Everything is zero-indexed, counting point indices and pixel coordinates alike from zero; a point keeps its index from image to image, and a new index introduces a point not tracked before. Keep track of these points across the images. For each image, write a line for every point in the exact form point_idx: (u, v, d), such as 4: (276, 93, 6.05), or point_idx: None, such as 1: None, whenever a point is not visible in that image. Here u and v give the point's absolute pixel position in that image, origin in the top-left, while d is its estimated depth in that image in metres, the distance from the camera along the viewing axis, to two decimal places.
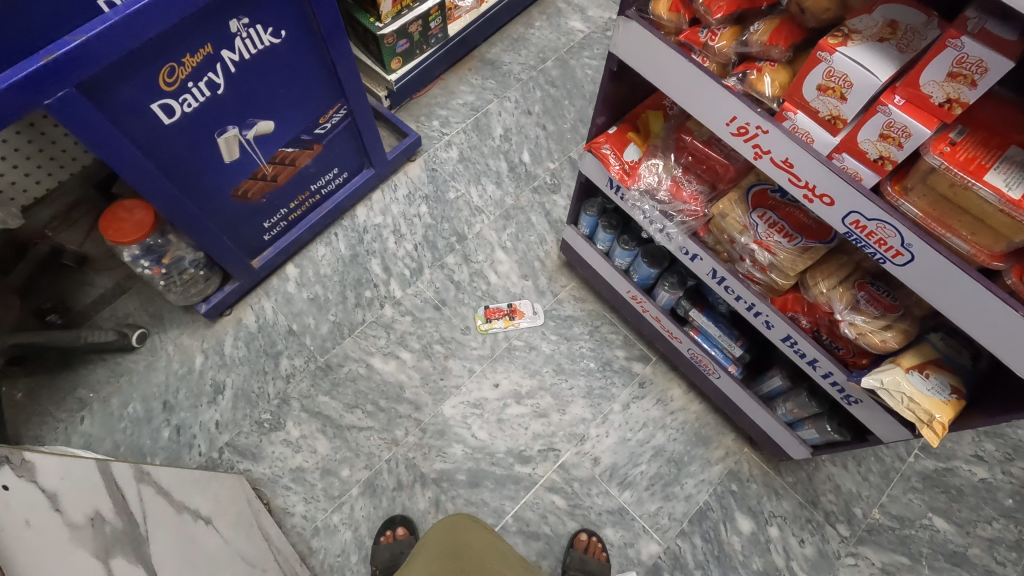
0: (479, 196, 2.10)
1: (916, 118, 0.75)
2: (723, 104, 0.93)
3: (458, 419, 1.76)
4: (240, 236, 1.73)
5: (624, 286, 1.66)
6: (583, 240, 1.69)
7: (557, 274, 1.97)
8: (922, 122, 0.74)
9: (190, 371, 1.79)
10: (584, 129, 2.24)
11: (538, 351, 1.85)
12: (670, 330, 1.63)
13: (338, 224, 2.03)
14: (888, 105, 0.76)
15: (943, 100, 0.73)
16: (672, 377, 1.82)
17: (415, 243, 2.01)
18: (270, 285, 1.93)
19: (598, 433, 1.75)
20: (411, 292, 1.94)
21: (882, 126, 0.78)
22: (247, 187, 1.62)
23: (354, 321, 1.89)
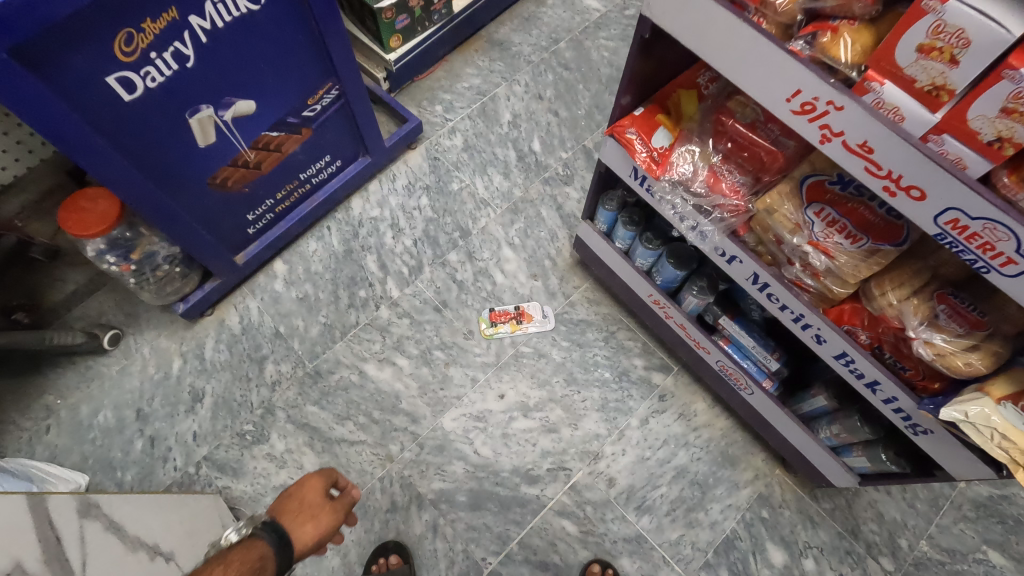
0: (485, 188, 1.93)
1: None
2: (789, 75, 0.75)
3: (459, 433, 1.59)
4: (221, 229, 1.57)
5: (646, 289, 1.49)
6: (600, 237, 1.51)
7: (569, 274, 1.80)
8: None
9: (167, 377, 1.64)
10: (600, 115, 2.06)
11: (548, 359, 1.69)
12: (697, 340, 1.46)
13: (331, 217, 1.86)
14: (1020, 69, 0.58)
15: None
16: (696, 389, 1.65)
17: (414, 239, 1.85)
18: (257, 283, 1.77)
19: (613, 452, 1.58)
20: (410, 292, 1.78)
21: (1008, 97, 0.60)
22: (226, 175, 1.45)
23: (346, 324, 1.72)
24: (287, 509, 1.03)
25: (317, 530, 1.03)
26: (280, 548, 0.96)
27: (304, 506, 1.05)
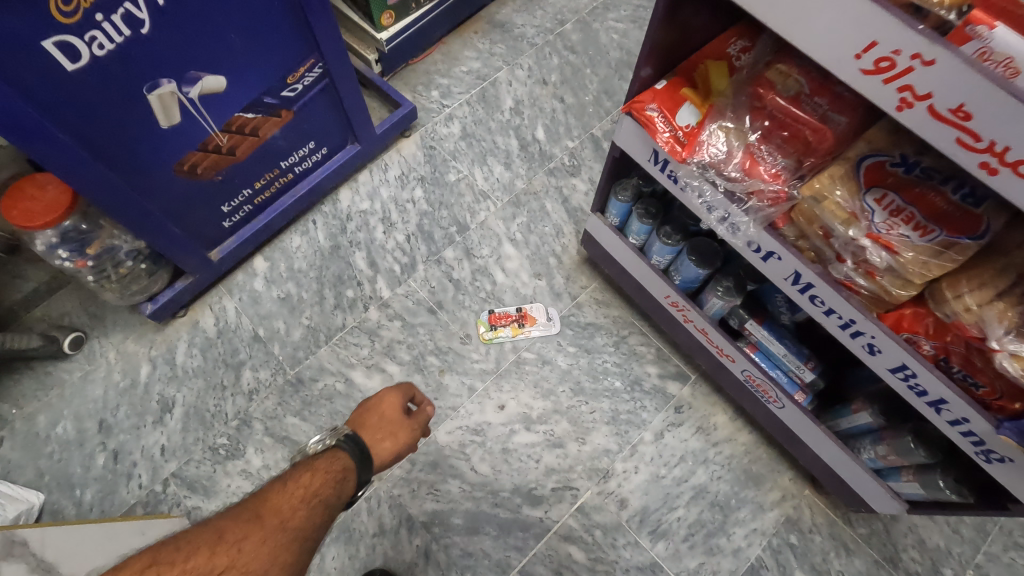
0: (484, 179, 1.77)
1: None
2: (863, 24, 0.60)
3: (455, 448, 1.44)
4: (192, 222, 1.42)
5: (663, 290, 1.34)
6: (612, 232, 1.36)
7: (576, 273, 1.65)
8: None
9: (134, 384, 1.49)
10: (609, 102, 1.90)
11: (553, 366, 1.53)
12: (720, 346, 1.31)
13: (317, 211, 1.71)
14: None
15: None
16: (715, 400, 1.50)
17: (407, 234, 1.70)
18: (235, 282, 1.62)
19: (625, 470, 1.43)
20: (402, 292, 1.62)
21: None
22: (194, 161, 1.30)
23: (332, 326, 1.57)
24: (369, 420, 1.05)
25: (395, 445, 1.04)
26: (361, 459, 0.99)
27: (386, 419, 1.05)
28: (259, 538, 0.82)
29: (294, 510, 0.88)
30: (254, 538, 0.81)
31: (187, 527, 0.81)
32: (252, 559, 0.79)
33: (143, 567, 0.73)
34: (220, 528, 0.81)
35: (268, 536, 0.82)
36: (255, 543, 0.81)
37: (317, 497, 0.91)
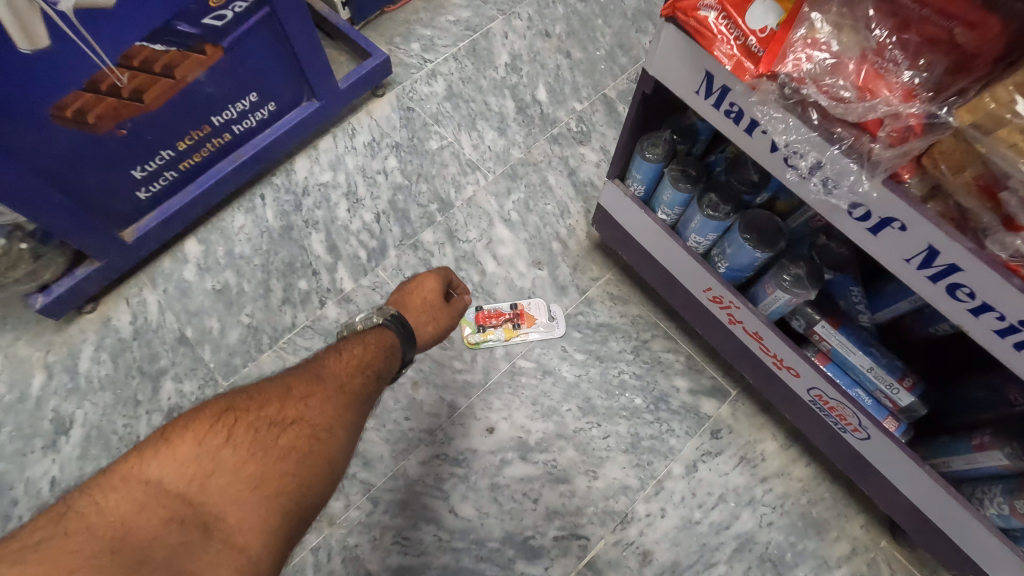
0: (473, 147, 1.45)
1: None
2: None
3: (430, 484, 1.13)
4: (91, 190, 1.10)
5: (703, 279, 1.02)
6: (635, 203, 1.04)
7: (585, 262, 1.33)
8: None
9: (22, 398, 1.17)
10: (624, 57, 1.58)
11: (555, 378, 1.22)
12: (781, 355, 0.97)
13: (266, 183, 1.39)
14: None
15: None
16: (762, 423, 1.18)
17: (377, 212, 1.37)
18: (159, 270, 1.29)
19: (647, 513, 1.11)
20: (368, 284, 1.30)
21: None
22: (82, 105, 0.97)
23: (279, 327, 1.26)
24: (413, 303, 0.95)
25: (439, 331, 0.95)
26: (408, 337, 0.90)
27: (428, 304, 0.95)
28: (321, 398, 0.77)
29: (351, 376, 0.82)
30: (319, 395, 0.78)
31: (250, 384, 0.78)
32: (315, 415, 0.75)
33: (216, 417, 0.70)
34: (284, 385, 0.78)
35: (330, 396, 0.78)
36: (321, 399, 0.77)
37: (370, 367, 0.85)
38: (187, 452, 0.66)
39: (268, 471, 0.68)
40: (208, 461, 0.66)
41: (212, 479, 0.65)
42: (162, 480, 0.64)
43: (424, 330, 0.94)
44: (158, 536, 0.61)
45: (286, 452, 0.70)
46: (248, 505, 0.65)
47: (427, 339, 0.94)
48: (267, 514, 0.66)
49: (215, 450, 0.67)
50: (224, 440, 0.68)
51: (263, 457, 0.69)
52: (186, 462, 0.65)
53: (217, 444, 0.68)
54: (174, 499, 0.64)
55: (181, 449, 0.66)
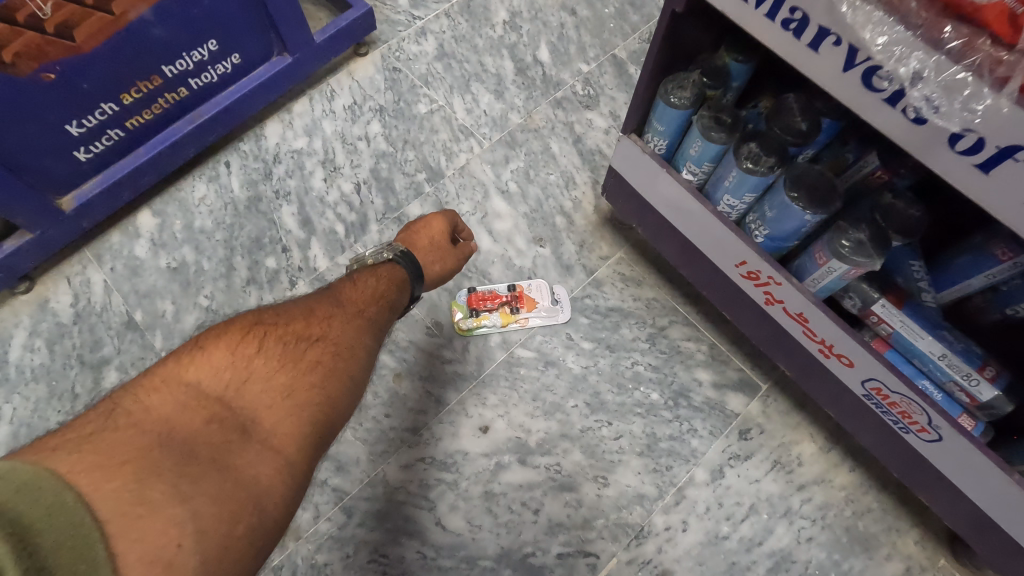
0: (467, 111, 1.29)
1: None
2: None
3: (413, 491, 0.97)
4: (16, 147, 0.94)
5: (736, 250, 0.85)
6: (655, 160, 0.87)
7: (593, 238, 1.17)
8: None
9: None
10: (636, 15, 1.42)
11: (559, 370, 1.06)
12: (831, 341, 0.81)
13: (232, 150, 1.23)
14: None
15: None
16: (798, 422, 1.02)
17: (357, 182, 1.21)
18: (107, 245, 1.13)
19: (667, 526, 0.96)
20: (345, 262, 1.14)
21: None
22: None
23: (242, 310, 1.10)
24: (419, 240, 0.91)
25: (445, 272, 0.92)
26: (419, 273, 0.88)
27: (436, 242, 0.92)
28: (345, 319, 0.75)
29: (368, 304, 0.79)
30: (339, 317, 0.74)
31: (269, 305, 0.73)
32: (342, 333, 0.72)
33: (246, 328, 0.65)
34: (307, 306, 0.74)
35: (352, 317, 0.75)
36: (344, 320, 0.74)
37: (385, 298, 0.82)
38: (220, 358, 0.61)
39: (302, 380, 0.64)
40: (242, 367, 0.62)
41: (249, 385, 0.61)
42: (197, 383, 0.59)
43: (434, 268, 0.91)
44: (203, 437, 0.55)
45: (320, 364, 0.67)
46: (284, 411, 0.61)
47: (435, 276, 0.92)
48: (308, 422, 0.62)
49: (248, 359, 0.63)
50: (257, 350, 0.64)
51: (299, 367, 0.65)
52: (221, 367, 0.61)
53: (250, 352, 0.63)
54: (213, 402, 0.58)
55: (215, 355, 0.61)
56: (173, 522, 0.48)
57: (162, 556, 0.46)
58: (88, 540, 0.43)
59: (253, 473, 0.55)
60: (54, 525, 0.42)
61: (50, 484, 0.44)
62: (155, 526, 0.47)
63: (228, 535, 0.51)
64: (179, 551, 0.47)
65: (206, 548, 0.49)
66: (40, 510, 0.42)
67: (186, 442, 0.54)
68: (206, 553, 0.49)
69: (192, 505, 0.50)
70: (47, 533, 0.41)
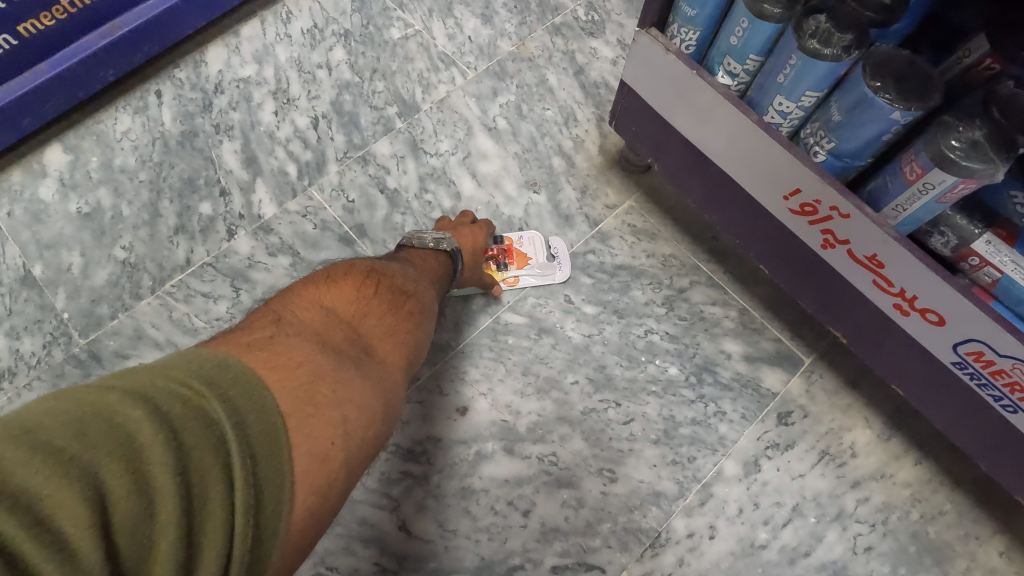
0: (448, 37, 1.09)
1: None
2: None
3: (370, 488, 0.77)
4: None
5: (788, 175, 0.65)
6: (683, 56, 0.66)
7: (598, 184, 0.97)
8: None
9: None
10: None
11: (555, 340, 0.86)
12: (913, 293, 0.62)
13: (165, 77, 1.02)
14: None
15: None
16: (851, 404, 0.83)
17: (314, 116, 1.01)
18: (5, 186, 0.93)
19: (689, 532, 0.76)
20: (296, 209, 0.94)
21: None
22: None
23: (166, 265, 0.89)
24: (465, 240, 0.82)
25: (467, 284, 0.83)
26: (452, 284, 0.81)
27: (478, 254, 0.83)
28: (427, 283, 0.72)
29: (434, 272, 0.76)
30: (422, 279, 0.72)
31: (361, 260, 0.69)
32: (428, 291, 0.69)
33: (364, 271, 0.62)
34: (397, 265, 0.71)
35: (429, 281, 0.73)
36: (426, 282, 0.71)
37: (440, 275, 0.77)
38: (349, 291, 0.58)
39: (407, 325, 0.61)
40: (364, 304, 0.58)
41: (369, 318, 0.57)
42: (328, 308, 0.55)
43: (464, 278, 0.82)
44: (345, 355, 0.51)
45: (420, 313, 0.64)
46: (399, 350, 0.58)
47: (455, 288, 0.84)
48: (411, 364, 0.59)
49: (370, 296, 0.59)
50: (374, 291, 0.60)
51: (405, 310, 0.62)
52: (349, 298, 0.57)
53: (370, 293, 0.60)
54: (345, 326, 0.54)
55: (343, 288, 0.58)
56: (330, 420, 0.44)
57: (319, 452, 0.42)
58: (278, 435, 0.39)
59: (384, 393, 0.51)
60: (258, 421, 0.38)
61: (251, 377, 0.40)
62: (320, 428, 0.43)
63: (364, 443, 0.47)
64: (333, 448, 0.44)
65: (349, 454, 0.45)
66: (247, 402, 0.39)
67: (334, 354, 0.50)
68: (348, 458, 0.45)
69: (344, 408, 0.46)
70: (254, 429, 0.38)
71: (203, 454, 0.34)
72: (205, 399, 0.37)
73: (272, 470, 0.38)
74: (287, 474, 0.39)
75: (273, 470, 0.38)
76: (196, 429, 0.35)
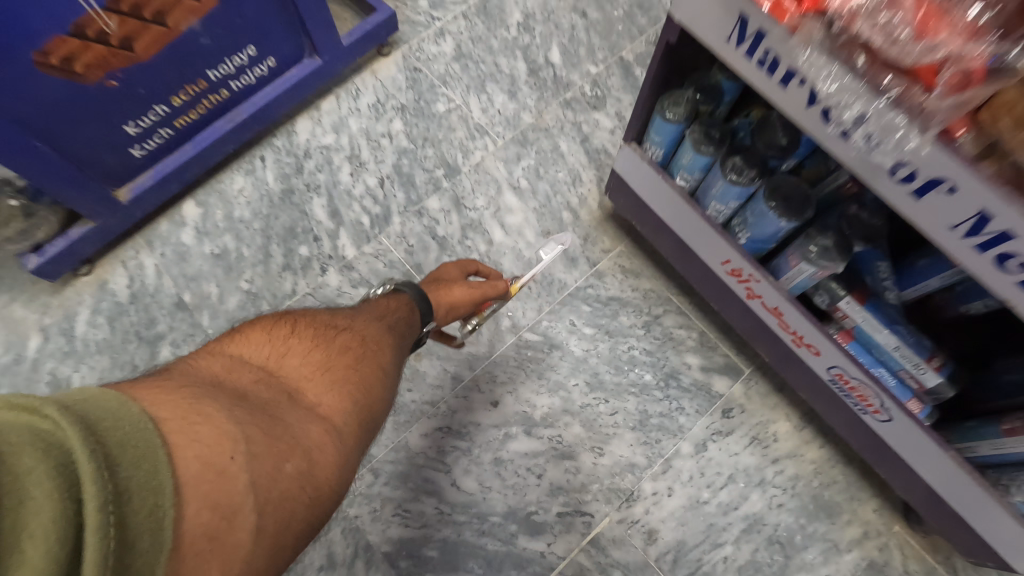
0: (482, 110, 1.39)
1: None
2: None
3: (431, 457, 1.11)
4: (77, 146, 1.05)
5: (721, 251, 0.96)
6: (652, 168, 0.97)
7: (597, 233, 1.27)
8: None
9: (20, 361, 1.15)
10: (643, 19, 1.50)
11: (563, 353, 1.18)
12: (801, 333, 0.93)
13: (267, 145, 1.34)
14: None
15: None
16: (777, 403, 1.14)
17: (381, 177, 1.32)
18: (156, 233, 1.26)
19: (654, 491, 1.09)
20: (371, 251, 1.26)
21: None
22: (69, 53, 0.92)
23: (279, 294, 1.22)
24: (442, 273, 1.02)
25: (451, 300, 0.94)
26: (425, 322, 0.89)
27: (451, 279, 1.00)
28: (376, 324, 0.79)
29: (387, 312, 0.84)
30: (359, 321, 0.78)
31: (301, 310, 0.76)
32: (370, 330, 0.76)
33: (283, 321, 0.69)
34: (334, 313, 0.77)
35: (371, 321, 0.79)
36: (364, 323, 0.77)
37: (398, 316, 0.84)
38: (261, 340, 0.64)
39: (335, 361, 0.66)
40: (280, 349, 0.64)
41: (289, 357, 0.63)
42: (243, 359, 0.61)
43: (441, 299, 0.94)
44: (258, 395, 0.56)
45: (353, 350, 0.70)
46: (323, 386, 0.62)
47: (448, 315, 0.95)
48: (346, 398, 0.63)
49: (286, 342, 0.65)
50: (292, 334, 0.67)
51: (334, 350, 0.68)
52: (262, 346, 0.63)
53: (287, 336, 0.66)
54: (258, 371, 0.59)
55: (254, 339, 0.64)
56: (227, 435, 0.46)
57: (216, 463, 0.43)
58: (150, 440, 0.39)
59: (297, 424, 0.55)
60: (117, 427, 0.38)
61: (107, 392, 0.40)
62: (212, 435, 0.44)
63: (272, 462, 0.49)
64: (232, 462, 0.45)
65: (256, 466, 0.47)
66: (102, 412, 0.38)
67: (244, 392, 0.54)
68: (252, 475, 0.46)
69: (245, 428, 0.48)
70: (111, 432, 0.38)
71: (26, 457, 0.34)
72: (35, 412, 0.36)
73: (137, 473, 0.38)
74: (165, 479, 0.39)
75: (143, 472, 0.38)
76: (19, 438, 0.35)
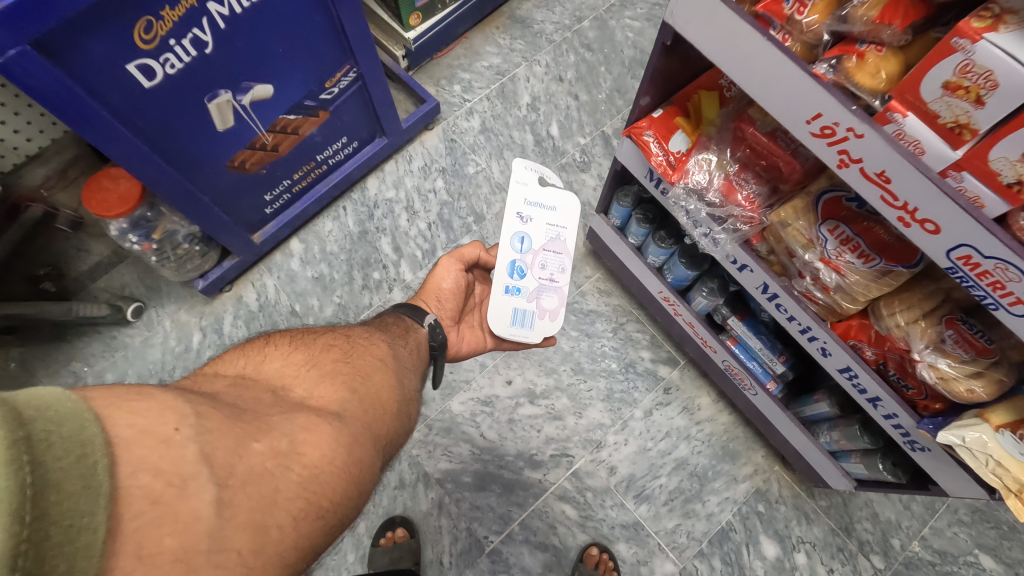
0: (501, 172, 1.92)
1: (938, 138, 0.67)
2: (749, 51, 0.76)
3: (466, 417, 1.65)
4: (237, 209, 1.59)
5: (656, 285, 1.50)
6: (613, 232, 1.51)
7: (581, 264, 1.80)
8: (941, 141, 0.67)
9: (188, 349, 1.71)
10: (620, 101, 2.01)
11: (556, 348, 1.71)
12: (705, 338, 1.47)
13: (347, 199, 1.87)
14: (904, 116, 0.68)
15: (1014, 181, 0.62)
16: (701, 384, 1.68)
17: (429, 222, 1.86)
18: (273, 261, 1.80)
19: (615, 441, 1.63)
20: (423, 275, 1.80)
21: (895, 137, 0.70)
22: (244, 158, 1.45)
23: (360, 305, 1.76)
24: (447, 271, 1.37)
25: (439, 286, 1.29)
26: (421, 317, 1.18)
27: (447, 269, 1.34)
28: (360, 341, 0.94)
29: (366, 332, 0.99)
30: (343, 338, 0.93)
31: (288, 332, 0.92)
32: (348, 344, 0.90)
33: (264, 343, 0.84)
34: (318, 333, 0.92)
35: (349, 338, 0.93)
36: (346, 339, 0.92)
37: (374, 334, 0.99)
38: (245, 359, 0.79)
39: (311, 367, 0.79)
40: (260, 362, 0.78)
41: (267, 366, 0.77)
42: (226, 373, 0.75)
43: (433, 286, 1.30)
44: (239, 397, 0.67)
45: (332, 358, 0.84)
46: (303, 383, 0.75)
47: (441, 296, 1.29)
48: (321, 391, 0.75)
49: (268, 356, 0.80)
50: (274, 352, 0.81)
51: (315, 358, 0.82)
52: (242, 362, 0.78)
53: (268, 352, 0.81)
54: (237, 378, 0.73)
55: (237, 360, 0.79)
56: (168, 411, 0.54)
57: (159, 433, 0.51)
58: (79, 408, 0.46)
59: (274, 411, 0.66)
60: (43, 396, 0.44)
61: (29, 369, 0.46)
62: (152, 411, 0.52)
63: (235, 437, 0.58)
64: (177, 433, 0.53)
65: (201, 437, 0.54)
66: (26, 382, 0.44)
67: (222, 396, 0.66)
68: (203, 440, 0.54)
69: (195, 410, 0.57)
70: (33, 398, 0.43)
71: None
72: None
73: (61, 428, 0.44)
74: (94, 435, 0.45)
75: (71, 430, 0.44)
76: None
